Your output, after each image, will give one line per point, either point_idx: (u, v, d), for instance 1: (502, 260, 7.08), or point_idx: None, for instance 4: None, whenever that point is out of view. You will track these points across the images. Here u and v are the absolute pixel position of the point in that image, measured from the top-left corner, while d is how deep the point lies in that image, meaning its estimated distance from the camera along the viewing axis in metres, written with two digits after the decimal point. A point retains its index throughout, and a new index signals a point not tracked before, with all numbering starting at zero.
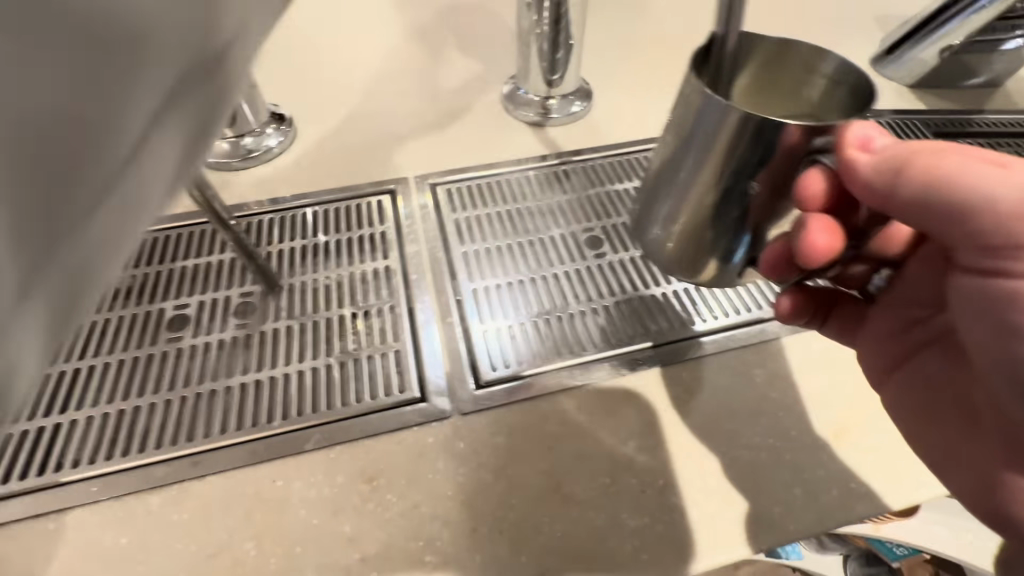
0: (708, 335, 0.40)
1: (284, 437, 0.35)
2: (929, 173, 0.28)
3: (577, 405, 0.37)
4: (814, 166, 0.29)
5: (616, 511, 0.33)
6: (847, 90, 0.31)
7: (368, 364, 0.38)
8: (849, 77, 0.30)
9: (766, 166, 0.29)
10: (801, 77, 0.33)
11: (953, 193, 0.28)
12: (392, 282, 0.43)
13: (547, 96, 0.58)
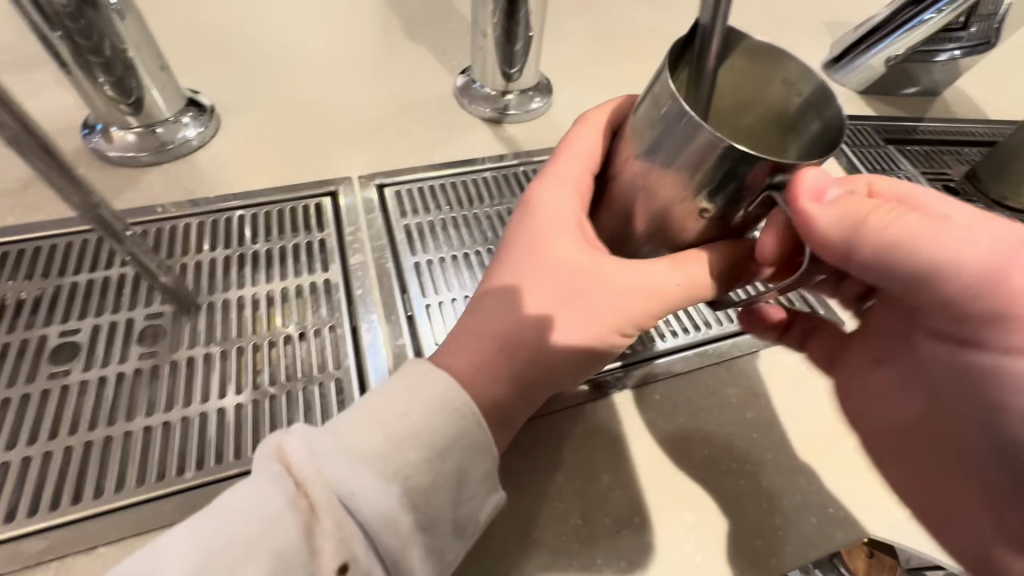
0: (673, 356, 0.37)
1: (199, 491, 0.29)
2: (883, 240, 0.27)
3: (546, 432, 0.33)
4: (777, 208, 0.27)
5: (590, 557, 0.29)
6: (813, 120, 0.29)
7: (303, 397, 0.33)
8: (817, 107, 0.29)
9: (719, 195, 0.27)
10: (778, 93, 0.31)
11: (910, 259, 0.26)
12: (333, 298, 0.38)
13: (504, 91, 0.54)
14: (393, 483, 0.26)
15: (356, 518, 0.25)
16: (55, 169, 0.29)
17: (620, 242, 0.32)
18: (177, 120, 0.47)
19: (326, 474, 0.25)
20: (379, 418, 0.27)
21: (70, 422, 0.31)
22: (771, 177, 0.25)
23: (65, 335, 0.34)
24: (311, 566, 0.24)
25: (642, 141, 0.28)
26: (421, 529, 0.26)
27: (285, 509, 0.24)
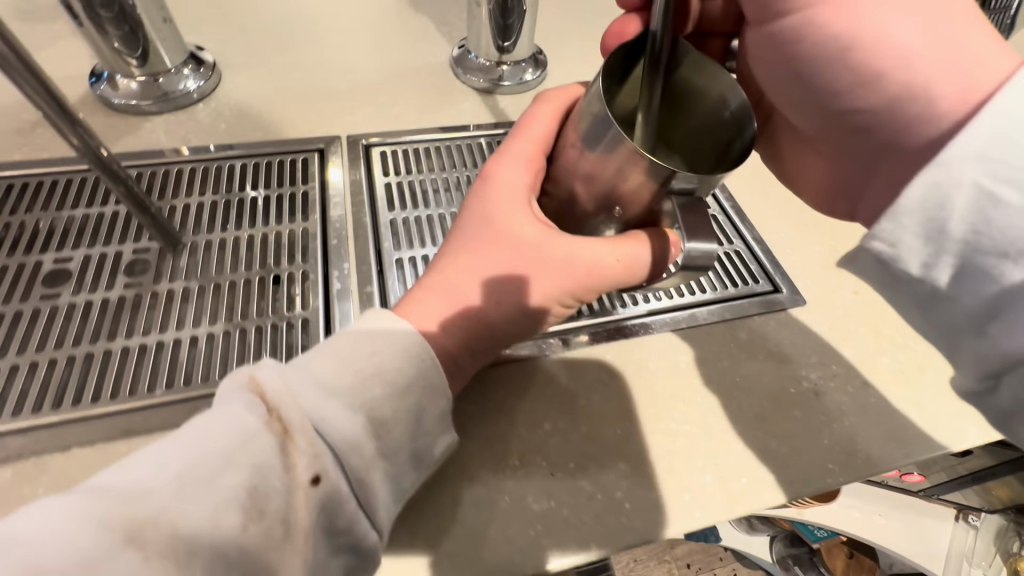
0: (630, 321, 0.38)
1: (167, 407, 0.32)
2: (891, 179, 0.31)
3: (493, 381, 0.34)
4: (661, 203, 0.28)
5: (522, 494, 0.30)
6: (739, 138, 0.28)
7: (272, 333, 0.35)
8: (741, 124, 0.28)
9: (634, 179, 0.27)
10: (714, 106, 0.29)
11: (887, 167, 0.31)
12: (309, 246, 0.40)
13: (499, 62, 0.55)
14: (360, 413, 0.26)
15: (327, 441, 0.25)
16: (56, 109, 0.31)
17: (571, 218, 0.32)
18: (178, 71, 0.49)
19: (297, 402, 0.25)
20: (345, 358, 0.28)
21: (56, 338, 0.33)
22: (675, 181, 0.26)
23: (58, 262, 0.37)
24: (286, 479, 0.24)
25: (580, 129, 0.29)
26: (385, 456, 0.27)
27: (258, 431, 0.24)
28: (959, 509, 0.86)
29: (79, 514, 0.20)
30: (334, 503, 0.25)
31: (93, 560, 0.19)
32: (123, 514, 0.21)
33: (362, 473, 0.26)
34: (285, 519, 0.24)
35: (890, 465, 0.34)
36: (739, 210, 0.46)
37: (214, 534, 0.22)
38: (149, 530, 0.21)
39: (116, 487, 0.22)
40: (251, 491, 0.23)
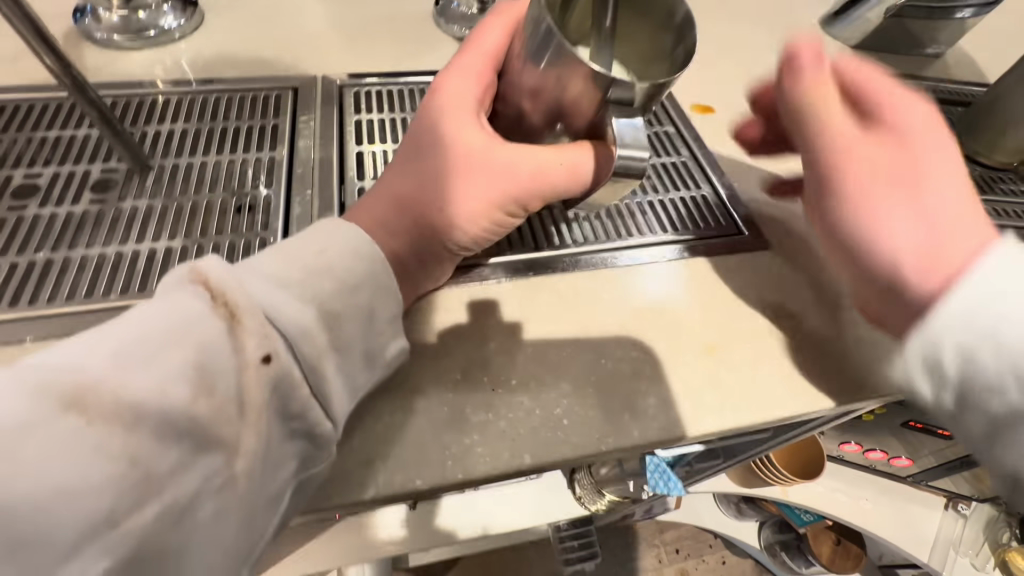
0: (588, 255, 0.38)
1: (122, 311, 0.33)
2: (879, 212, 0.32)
3: (444, 303, 0.35)
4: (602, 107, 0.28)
5: (461, 406, 0.31)
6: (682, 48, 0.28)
7: (231, 252, 0.36)
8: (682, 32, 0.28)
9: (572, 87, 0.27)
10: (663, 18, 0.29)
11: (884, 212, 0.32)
12: (274, 174, 0.41)
13: (480, 11, 0.55)
14: (311, 305, 0.27)
15: (277, 326, 0.25)
16: (30, 29, 0.33)
17: (524, 133, 0.32)
18: (159, 9, 0.50)
19: (245, 288, 0.25)
20: (294, 256, 0.28)
21: (20, 245, 0.35)
22: (612, 92, 0.27)
23: (28, 177, 0.38)
24: (234, 360, 0.24)
25: (524, 45, 0.29)
26: (336, 349, 0.27)
27: (204, 313, 0.24)
28: (950, 497, 0.85)
29: (15, 382, 0.20)
30: (289, 388, 0.25)
31: (33, 421, 0.19)
32: (61, 382, 0.20)
33: (314, 362, 0.26)
34: (238, 397, 0.24)
35: (840, 400, 0.34)
36: (711, 157, 0.46)
37: (162, 403, 0.21)
38: (91, 396, 0.20)
39: (54, 361, 0.21)
40: (200, 365, 0.23)
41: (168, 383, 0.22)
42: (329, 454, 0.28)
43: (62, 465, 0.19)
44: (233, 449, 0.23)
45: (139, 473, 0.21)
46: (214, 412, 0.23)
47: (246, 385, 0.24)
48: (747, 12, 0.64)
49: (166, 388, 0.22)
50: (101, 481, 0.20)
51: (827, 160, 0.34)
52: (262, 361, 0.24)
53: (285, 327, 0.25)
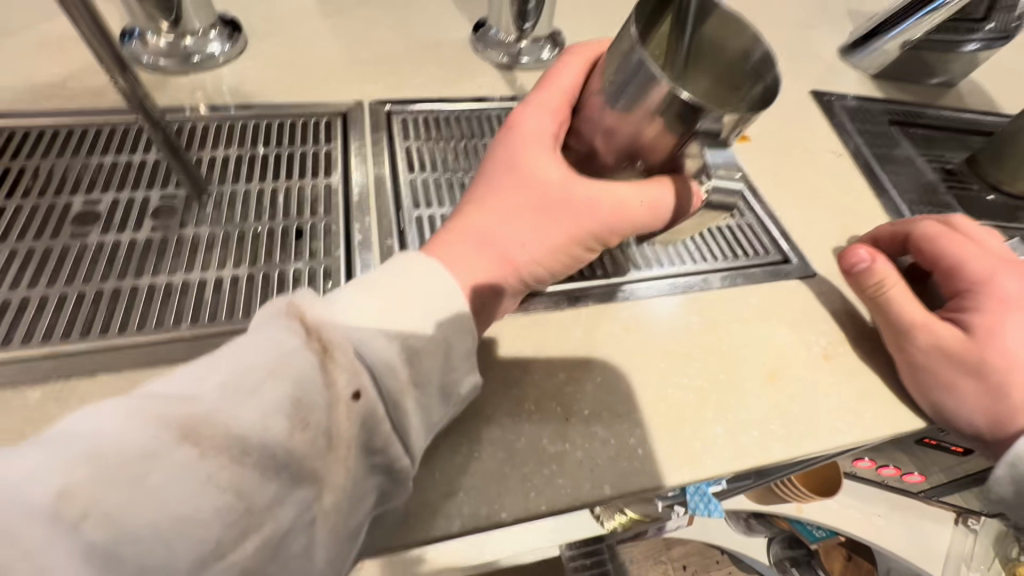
0: (645, 284, 0.39)
1: (193, 341, 0.32)
2: (929, 319, 0.35)
3: (509, 332, 0.35)
4: (687, 140, 0.28)
5: (537, 437, 0.31)
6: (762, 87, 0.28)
7: (295, 281, 0.36)
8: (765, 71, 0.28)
9: (656, 121, 0.28)
10: (741, 56, 0.30)
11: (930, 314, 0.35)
12: (331, 201, 0.41)
13: (519, 39, 0.56)
14: (396, 339, 0.25)
15: (365, 362, 0.24)
16: (111, 56, 0.32)
17: (593, 169, 0.33)
18: (205, 35, 0.51)
19: (337, 323, 0.24)
20: (377, 288, 0.27)
21: (85, 273, 0.34)
22: (700, 125, 0.27)
23: (88, 204, 0.38)
24: (327, 394, 0.22)
25: (604, 84, 0.29)
26: (416, 382, 0.26)
27: (297, 346, 0.23)
28: (959, 514, 0.86)
29: (127, 412, 0.19)
30: (375, 425, 0.24)
31: (147, 453, 0.18)
32: (171, 413, 0.19)
33: (398, 397, 0.25)
34: (327, 435, 0.22)
35: (899, 427, 0.35)
36: (753, 187, 0.47)
37: (264, 439, 0.20)
38: (199, 428, 0.19)
39: (157, 392, 0.20)
40: (295, 401, 0.22)
41: (269, 417, 0.21)
42: (406, 489, 0.27)
43: (174, 500, 0.18)
44: (323, 484, 0.22)
45: (241, 507, 0.20)
46: (304, 450, 0.21)
47: (336, 423, 0.23)
48: (770, 42, 0.66)
49: (267, 423, 0.21)
50: (211, 515, 0.19)
51: (875, 275, 0.37)
52: (352, 399, 0.23)
53: (371, 363, 0.24)
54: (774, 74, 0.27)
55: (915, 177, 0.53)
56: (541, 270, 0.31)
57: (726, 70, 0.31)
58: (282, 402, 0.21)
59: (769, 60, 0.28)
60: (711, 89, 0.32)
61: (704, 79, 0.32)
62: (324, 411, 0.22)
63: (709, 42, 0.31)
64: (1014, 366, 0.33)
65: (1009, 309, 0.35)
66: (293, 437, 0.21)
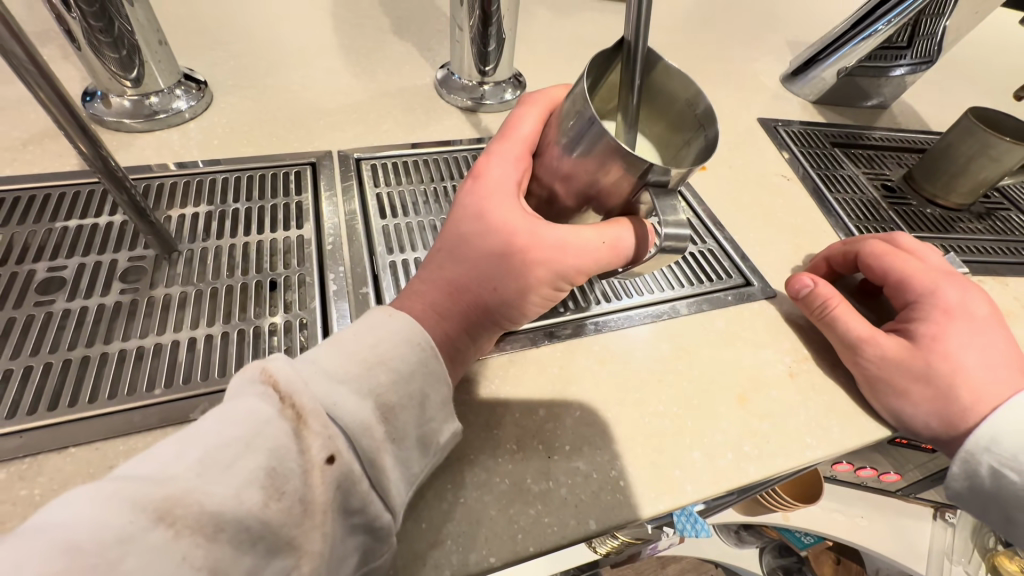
0: (613, 316, 0.40)
1: (171, 404, 0.32)
2: (876, 331, 0.37)
3: (486, 373, 0.36)
4: (641, 187, 0.30)
5: (520, 477, 0.31)
6: (706, 140, 0.31)
7: (271, 336, 0.36)
8: (708, 126, 0.31)
9: (614, 170, 0.30)
10: (687, 108, 0.33)
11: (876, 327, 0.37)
12: (304, 251, 0.41)
13: (481, 82, 0.58)
14: (368, 399, 0.26)
15: (339, 424, 0.25)
16: (71, 120, 0.32)
17: (555, 213, 0.35)
18: (170, 91, 0.51)
19: (310, 388, 0.25)
20: (350, 349, 0.27)
21: (52, 342, 0.34)
22: (650, 176, 0.29)
23: (53, 270, 0.37)
24: (301, 461, 0.23)
25: (562, 134, 0.31)
26: (392, 439, 0.27)
27: (271, 416, 0.23)
28: (937, 508, 0.88)
29: (103, 496, 0.19)
30: (350, 486, 0.24)
31: (123, 537, 0.18)
32: (146, 495, 0.19)
33: (374, 455, 0.25)
34: (302, 502, 0.22)
35: (864, 438, 0.36)
36: (710, 214, 0.50)
37: (238, 513, 0.20)
38: (175, 508, 0.19)
39: (133, 474, 0.20)
40: (269, 471, 0.22)
41: (243, 490, 0.21)
42: (390, 546, 0.27)
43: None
44: (300, 552, 0.22)
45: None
46: (280, 519, 0.22)
47: (311, 489, 0.23)
48: (717, 74, 0.70)
49: (242, 497, 0.21)
50: None
51: (822, 295, 0.40)
52: (327, 463, 0.23)
53: (344, 425, 0.25)
54: (714, 127, 0.30)
55: (860, 195, 0.57)
56: (512, 311, 0.32)
57: (674, 116, 0.34)
58: (256, 474, 0.21)
59: (710, 116, 0.31)
60: (660, 129, 0.35)
61: (653, 119, 0.35)
62: (298, 478, 0.23)
63: (659, 94, 0.34)
64: (959, 369, 0.34)
65: (959, 317, 0.37)
66: (268, 508, 0.21)
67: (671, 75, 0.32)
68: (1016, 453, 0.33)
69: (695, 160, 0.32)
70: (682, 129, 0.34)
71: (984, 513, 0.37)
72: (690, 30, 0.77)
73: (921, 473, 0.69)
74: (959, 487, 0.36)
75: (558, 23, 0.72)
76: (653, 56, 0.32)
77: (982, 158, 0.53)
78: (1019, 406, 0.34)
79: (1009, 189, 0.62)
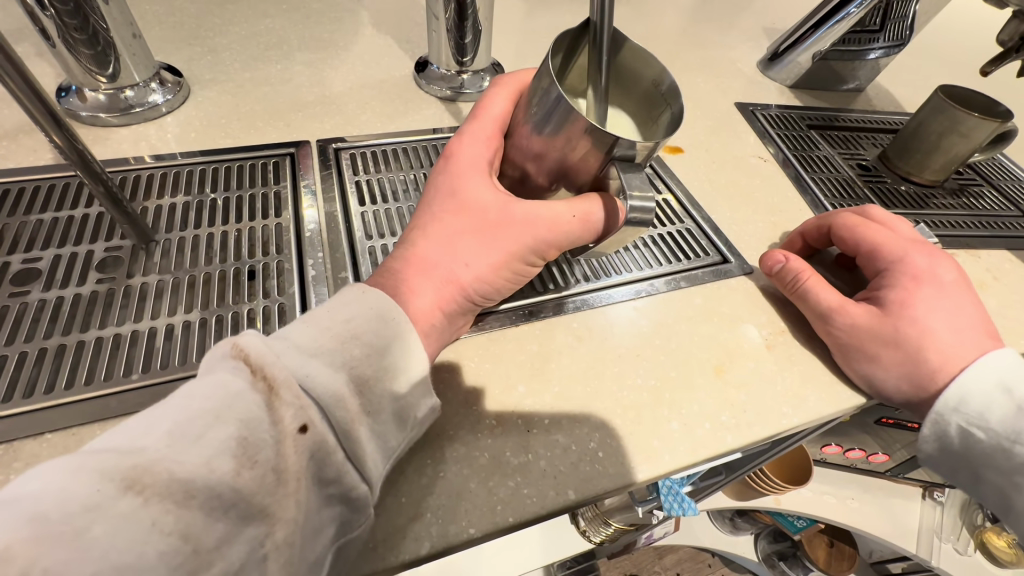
0: (593, 294, 0.40)
1: (147, 389, 0.32)
2: (845, 302, 0.38)
3: (466, 352, 0.36)
4: (609, 164, 0.31)
5: (500, 450, 0.32)
6: (672, 115, 0.32)
7: (249, 322, 0.36)
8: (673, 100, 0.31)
9: (583, 144, 0.30)
10: (654, 85, 0.33)
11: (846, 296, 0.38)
12: (283, 239, 0.42)
13: (459, 72, 0.58)
14: (341, 372, 0.26)
15: (312, 397, 0.25)
16: (43, 111, 0.32)
17: (528, 191, 0.35)
18: (146, 85, 0.50)
19: (282, 361, 0.25)
20: (323, 325, 0.27)
21: (27, 332, 0.33)
22: (616, 150, 0.29)
23: (28, 262, 0.37)
24: (274, 431, 0.23)
25: (531, 112, 0.32)
26: (367, 413, 0.27)
27: (242, 389, 0.23)
28: (925, 487, 0.89)
29: (70, 468, 0.19)
30: (324, 457, 0.25)
31: (91, 505, 0.18)
32: (114, 465, 0.19)
33: (347, 430, 0.26)
34: (274, 472, 0.23)
35: (839, 405, 0.37)
36: (688, 195, 0.51)
37: (208, 482, 0.20)
38: (143, 477, 0.19)
39: (101, 447, 0.20)
40: (241, 442, 0.22)
41: (214, 459, 0.21)
42: (367, 518, 0.27)
43: (116, 550, 0.18)
44: (273, 519, 0.22)
45: (188, 550, 0.19)
46: (251, 488, 0.22)
47: (284, 460, 0.23)
48: (695, 60, 0.71)
49: (212, 466, 0.21)
50: (156, 561, 0.18)
51: (793, 269, 0.40)
52: (300, 434, 0.24)
53: (314, 398, 0.25)
54: (678, 102, 0.31)
55: (835, 174, 0.57)
56: (486, 287, 0.32)
57: (642, 95, 0.34)
58: (228, 444, 0.22)
59: (674, 90, 0.31)
60: (629, 110, 0.35)
61: (621, 100, 0.35)
62: (270, 448, 0.23)
63: (626, 72, 0.34)
64: (927, 333, 0.35)
65: (927, 285, 0.37)
66: (240, 477, 0.21)
67: (636, 55, 0.33)
68: (981, 412, 0.34)
69: (664, 133, 0.33)
70: (650, 107, 0.34)
71: (955, 475, 0.38)
72: (668, 18, 0.78)
73: (908, 452, 0.70)
74: (931, 449, 0.37)
75: (537, 14, 0.72)
76: (619, 38, 0.33)
77: (953, 135, 0.54)
78: (986, 366, 0.35)
79: (981, 166, 0.63)
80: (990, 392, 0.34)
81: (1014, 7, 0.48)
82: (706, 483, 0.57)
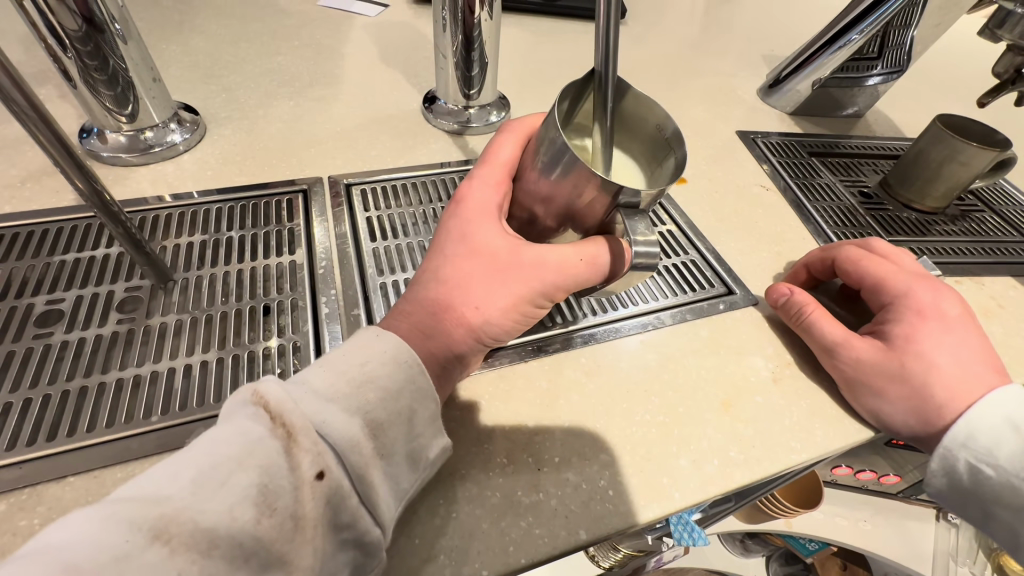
0: (600, 328, 0.41)
1: (167, 431, 0.33)
2: (850, 336, 0.38)
3: (476, 388, 0.37)
4: (614, 210, 0.32)
5: (511, 489, 0.32)
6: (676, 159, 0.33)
7: (265, 360, 0.37)
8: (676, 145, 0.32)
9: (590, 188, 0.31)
10: (659, 130, 0.34)
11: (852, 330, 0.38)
12: (297, 276, 0.43)
13: (466, 106, 0.60)
14: (356, 416, 0.27)
15: (329, 442, 0.25)
16: (67, 158, 0.33)
17: (537, 232, 0.36)
18: (164, 125, 0.52)
19: (300, 407, 0.26)
20: (339, 369, 0.28)
21: (50, 374, 0.34)
22: (621, 197, 0.30)
23: (50, 303, 0.38)
24: (292, 478, 0.24)
25: (539, 158, 0.33)
26: (381, 456, 0.27)
27: (262, 436, 0.24)
28: (939, 509, 0.88)
29: (100, 517, 0.20)
30: (339, 503, 0.25)
31: (120, 555, 0.19)
32: (141, 515, 0.20)
33: (361, 476, 0.26)
34: (293, 519, 0.23)
35: (846, 439, 0.37)
36: (692, 225, 0.51)
37: (231, 530, 0.21)
38: (170, 526, 0.20)
39: (129, 495, 0.21)
40: (261, 490, 0.23)
41: (237, 507, 0.22)
42: (381, 560, 0.27)
43: None
44: (291, 566, 0.23)
45: None
46: (270, 536, 0.22)
47: (302, 506, 0.24)
48: (696, 88, 0.72)
49: (234, 514, 0.21)
50: None
51: (798, 303, 0.41)
52: (317, 480, 0.24)
53: (330, 445, 0.25)
54: (682, 148, 0.32)
55: (837, 202, 0.58)
56: (497, 328, 0.33)
57: (647, 139, 0.35)
58: (249, 492, 0.22)
59: (677, 136, 0.32)
60: (634, 153, 0.36)
61: (626, 143, 0.36)
62: (289, 494, 0.23)
63: (631, 117, 0.35)
64: (932, 366, 0.36)
65: (931, 319, 0.38)
66: (260, 525, 0.22)
67: (640, 102, 0.34)
68: (990, 448, 0.34)
69: (668, 176, 0.34)
70: (655, 150, 0.35)
71: (964, 511, 0.38)
72: (669, 48, 0.79)
73: (919, 475, 0.70)
74: (940, 484, 0.37)
75: (540, 46, 0.74)
76: (623, 85, 0.34)
77: (952, 164, 0.55)
78: (992, 401, 0.35)
79: (983, 191, 0.63)
80: (997, 427, 0.35)
81: (1008, 41, 0.49)
82: (715, 509, 0.57)
